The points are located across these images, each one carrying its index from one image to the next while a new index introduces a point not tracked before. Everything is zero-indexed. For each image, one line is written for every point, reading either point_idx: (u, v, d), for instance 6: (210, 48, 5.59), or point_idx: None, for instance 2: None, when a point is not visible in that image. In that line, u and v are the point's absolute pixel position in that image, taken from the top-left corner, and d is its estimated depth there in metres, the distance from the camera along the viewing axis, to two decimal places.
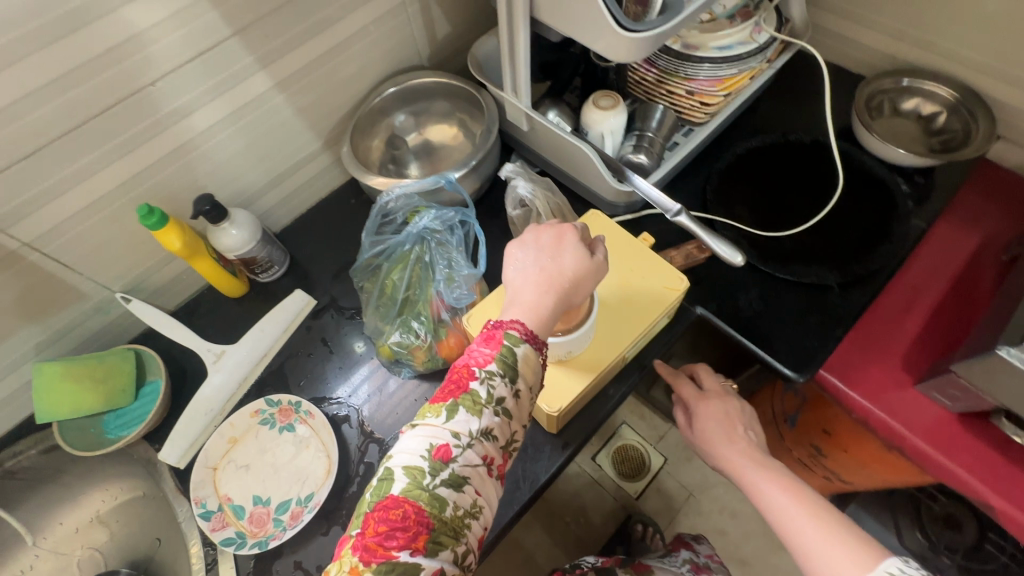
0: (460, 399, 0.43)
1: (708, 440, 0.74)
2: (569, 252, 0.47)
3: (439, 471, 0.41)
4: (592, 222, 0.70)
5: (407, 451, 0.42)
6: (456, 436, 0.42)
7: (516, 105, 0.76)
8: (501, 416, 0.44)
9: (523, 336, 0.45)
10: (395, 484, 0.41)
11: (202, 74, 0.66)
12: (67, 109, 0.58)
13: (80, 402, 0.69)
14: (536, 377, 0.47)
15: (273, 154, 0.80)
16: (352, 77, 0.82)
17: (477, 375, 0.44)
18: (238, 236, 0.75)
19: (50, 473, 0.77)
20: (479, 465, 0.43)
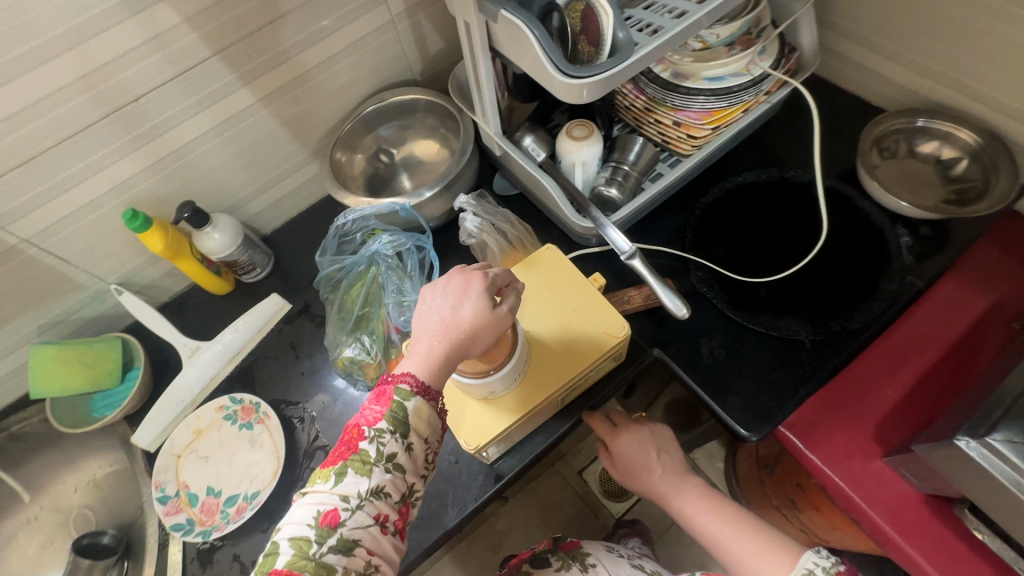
0: (349, 461, 0.46)
1: (647, 485, 0.71)
2: (473, 304, 0.51)
3: (327, 538, 0.44)
4: (546, 257, 0.69)
5: (295, 521, 0.44)
6: (344, 499, 0.45)
7: (487, 130, 0.76)
8: (393, 472, 0.47)
9: (414, 389, 0.49)
10: (280, 557, 0.43)
11: (184, 91, 0.69)
12: (56, 124, 0.63)
13: (70, 381, 0.76)
14: (429, 427, 0.50)
15: (260, 164, 0.84)
16: (339, 92, 0.84)
17: (366, 435, 0.47)
18: (220, 239, 0.79)
19: (52, 438, 0.86)
20: (371, 524, 0.45)
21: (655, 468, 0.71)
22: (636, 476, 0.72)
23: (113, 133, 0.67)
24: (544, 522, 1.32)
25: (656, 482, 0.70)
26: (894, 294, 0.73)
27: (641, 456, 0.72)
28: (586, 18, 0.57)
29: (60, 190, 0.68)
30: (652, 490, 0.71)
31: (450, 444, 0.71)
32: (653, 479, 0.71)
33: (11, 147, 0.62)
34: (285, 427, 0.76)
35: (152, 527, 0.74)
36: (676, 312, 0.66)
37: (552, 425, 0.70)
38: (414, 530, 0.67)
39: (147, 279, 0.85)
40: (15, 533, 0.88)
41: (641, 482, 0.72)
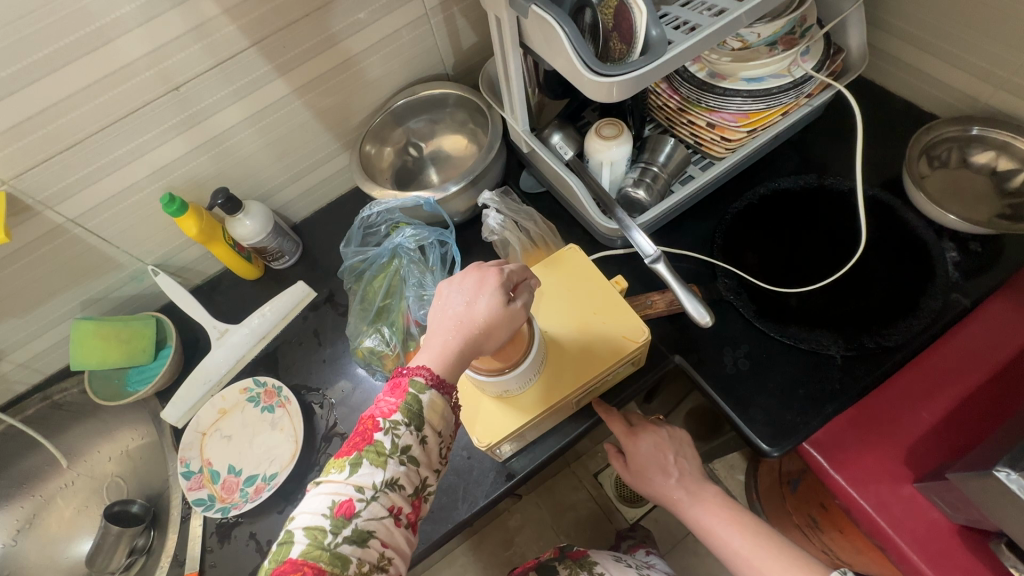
0: (364, 451, 0.47)
1: (659, 490, 0.69)
2: (489, 300, 0.51)
3: (342, 528, 0.44)
4: (568, 257, 0.69)
5: (309, 511, 0.44)
6: (359, 490, 0.45)
7: (515, 127, 0.76)
8: (407, 464, 0.48)
9: (428, 382, 0.49)
10: (295, 546, 0.43)
11: (223, 81, 0.71)
12: (104, 109, 0.66)
13: (106, 355, 0.80)
14: (444, 421, 0.50)
15: (293, 154, 0.85)
16: (371, 85, 0.84)
17: (381, 426, 0.47)
18: (251, 226, 0.82)
19: (90, 408, 0.91)
20: (385, 516, 0.46)
21: (671, 473, 0.69)
22: (650, 480, 0.70)
23: (155, 120, 0.70)
24: (556, 522, 1.31)
25: (672, 487, 0.68)
26: (935, 312, 0.69)
27: (659, 458, 0.70)
28: (618, 14, 0.56)
29: (105, 172, 0.71)
30: (663, 493, 0.69)
31: (463, 439, 0.72)
32: (668, 484, 0.69)
33: (60, 131, 0.65)
34: (302, 412, 0.77)
35: (175, 499, 0.77)
36: (699, 319, 0.64)
37: (567, 426, 0.69)
38: (424, 522, 0.67)
39: (182, 262, 0.88)
40: (54, 497, 0.92)
41: (653, 487, 0.70)
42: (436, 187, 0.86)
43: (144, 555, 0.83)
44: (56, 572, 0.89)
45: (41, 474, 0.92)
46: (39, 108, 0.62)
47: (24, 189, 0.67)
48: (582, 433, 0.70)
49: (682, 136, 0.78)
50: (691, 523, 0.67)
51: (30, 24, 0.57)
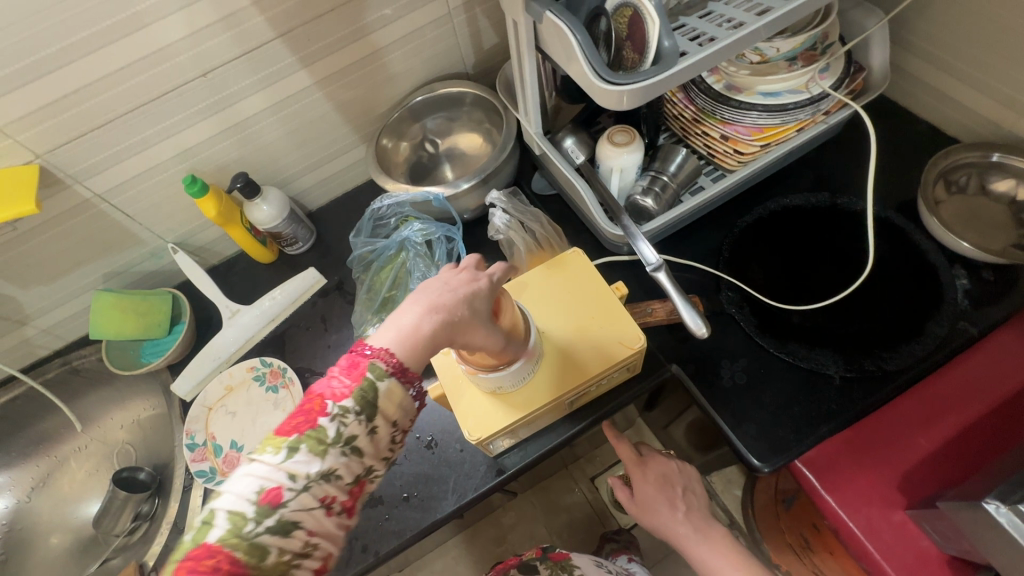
0: (304, 436, 0.43)
1: (665, 525, 0.70)
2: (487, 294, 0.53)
3: (266, 517, 0.41)
4: (572, 260, 0.69)
5: (234, 493, 0.41)
6: (291, 478, 0.42)
7: (529, 129, 0.77)
8: (349, 455, 0.45)
9: (388, 370, 0.46)
10: (214, 529, 0.40)
11: (248, 70, 0.73)
12: (134, 90, 0.69)
13: (124, 326, 0.83)
14: (398, 412, 0.47)
15: (312, 143, 0.88)
16: (391, 80, 0.86)
17: (328, 411, 0.44)
18: (268, 211, 0.84)
19: (106, 376, 0.94)
20: (315, 507, 0.43)
21: (678, 508, 0.71)
22: (659, 512, 0.71)
23: (181, 105, 0.73)
24: (549, 521, 1.32)
25: (680, 520, 0.69)
26: (939, 339, 0.68)
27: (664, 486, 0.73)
28: (633, 23, 0.57)
29: (132, 152, 0.74)
30: (668, 527, 0.70)
31: (457, 432, 0.73)
32: (676, 519, 0.70)
33: (92, 110, 0.68)
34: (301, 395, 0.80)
35: (179, 470, 0.80)
36: (695, 330, 0.64)
37: (560, 426, 0.70)
38: (413, 509, 0.69)
39: (201, 242, 0.91)
40: (68, 459, 0.97)
41: (663, 522, 0.70)
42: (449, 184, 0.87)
43: (147, 521, 0.87)
44: (65, 531, 0.93)
45: (57, 436, 0.96)
46: (74, 88, 0.65)
47: (56, 163, 0.71)
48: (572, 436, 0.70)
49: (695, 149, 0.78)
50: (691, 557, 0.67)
51: (71, 7, 0.60)
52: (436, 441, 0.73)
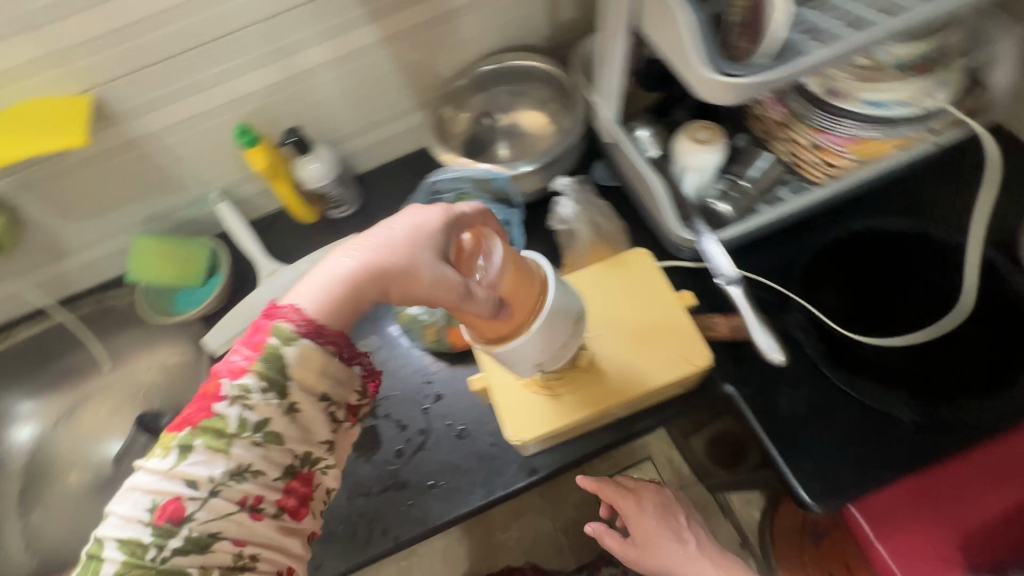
0: (197, 430, 0.48)
1: (661, 556, 0.69)
2: (408, 247, 0.49)
3: (170, 535, 0.46)
4: (635, 261, 0.65)
5: (120, 513, 0.46)
6: (189, 487, 0.47)
7: (603, 114, 0.72)
8: (265, 440, 0.50)
9: (292, 332, 0.50)
10: (107, 562, 0.45)
11: (314, 18, 0.69)
12: (197, 27, 0.65)
13: (162, 271, 0.82)
14: (311, 383, 0.52)
15: (369, 103, 0.83)
16: (459, 46, 0.81)
17: (223, 396, 0.48)
18: (316, 170, 0.81)
19: (135, 320, 0.93)
20: (233, 509, 0.49)
21: (688, 539, 0.71)
22: (652, 546, 0.70)
23: (242, 48, 0.69)
24: (556, 514, 1.30)
25: (666, 543, 0.70)
26: None
27: (637, 517, 0.72)
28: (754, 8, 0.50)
29: (187, 93, 0.71)
30: (653, 555, 0.70)
31: (491, 426, 0.70)
32: (672, 550, 0.69)
33: (151, 44, 0.65)
34: None
35: None
36: (769, 355, 0.63)
37: (600, 434, 0.67)
38: (438, 499, 0.66)
39: (245, 195, 0.88)
40: (93, 395, 0.96)
41: (657, 556, 0.69)
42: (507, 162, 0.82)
43: None
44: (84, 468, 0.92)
45: (83, 373, 0.95)
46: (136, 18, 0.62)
47: (110, 96, 0.68)
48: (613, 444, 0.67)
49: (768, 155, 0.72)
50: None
51: None
52: (468, 432, 0.70)
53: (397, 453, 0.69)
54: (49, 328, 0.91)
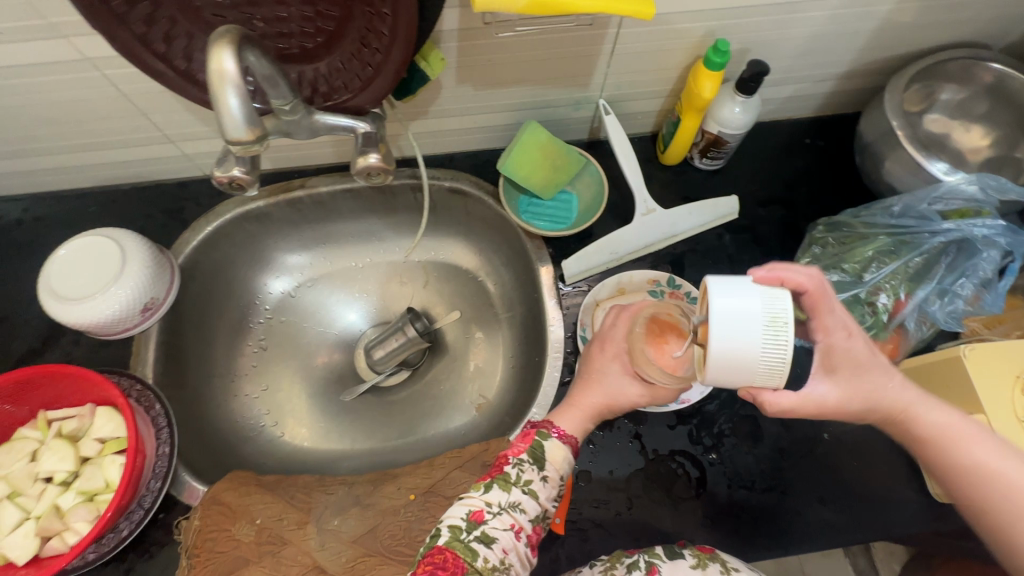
0: (494, 478, 0.52)
1: (949, 454, 0.48)
2: (607, 398, 0.58)
3: (473, 529, 0.49)
4: (975, 359, 0.55)
5: (452, 511, 0.51)
6: (489, 504, 0.51)
7: (915, 157, 0.62)
8: (530, 494, 0.52)
9: (552, 431, 0.55)
10: (440, 536, 0.49)
11: (638, 39, 0.62)
12: (527, 35, 0.59)
13: (539, 167, 0.70)
14: (565, 468, 0.54)
15: (633, 109, 0.75)
16: (761, 29, 0.64)
17: (510, 461, 0.53)
18: (609, 124, 0.72)
19: (317, 302, 0.84)
20: (508, 530, 0.50)
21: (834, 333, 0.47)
22: (933, 441, 0.48)
23: (557, 50, 0.62)
24: None
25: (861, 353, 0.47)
26: None
27: (889, 383, 0.48)
28: None
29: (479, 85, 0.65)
30: (957, 449, 0.47)
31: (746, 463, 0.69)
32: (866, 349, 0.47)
33: (467, 35, 0.58)
34: (563, 345, 0.70)
35: (439, 399, 0.81)
36: None
37: (874, 514, 0.62)
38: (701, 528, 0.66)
39: (476, 162, 0.79)
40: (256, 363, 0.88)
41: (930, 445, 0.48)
42: (761, 185, 0.78)
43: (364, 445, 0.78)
44: None
45: (212, 300, 0.77)
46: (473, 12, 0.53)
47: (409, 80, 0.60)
48: (883, 483, 0.64)
49: (992, 190, 0.58)
50: (956, 472, 0.47)
51: None
52: (734, 442, 0.64)
53: (654, 455, 0.63)
54: (198, 245, 0.73)
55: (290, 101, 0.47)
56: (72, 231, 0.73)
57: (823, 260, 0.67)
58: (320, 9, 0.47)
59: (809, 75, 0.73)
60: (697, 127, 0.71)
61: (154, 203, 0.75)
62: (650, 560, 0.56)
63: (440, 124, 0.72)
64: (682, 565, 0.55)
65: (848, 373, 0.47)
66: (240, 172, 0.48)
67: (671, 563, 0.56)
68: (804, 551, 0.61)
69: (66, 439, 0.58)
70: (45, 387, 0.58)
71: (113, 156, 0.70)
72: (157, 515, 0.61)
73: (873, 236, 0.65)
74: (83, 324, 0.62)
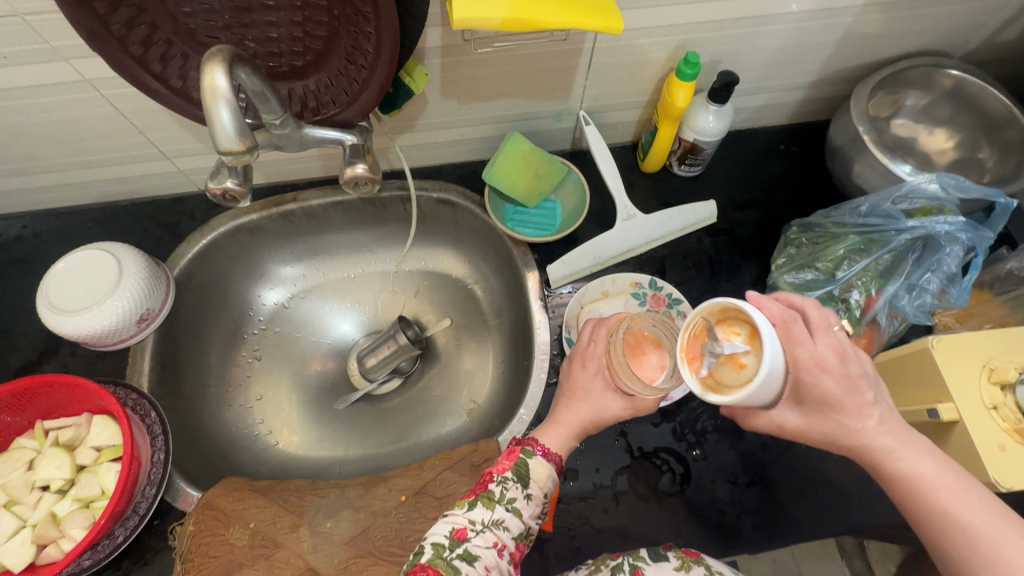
0: (478, 495, 0.53)
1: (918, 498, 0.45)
2: (592, 415, 0.59)
3: (456, 546, 0.50)
4: (945, 350, 0.57)
5: (435, 529, 0.52)
6: (472, 522, 0.52)
7: (881, 160, 0.65)
8: (512, 512, 0.53)
9: (536, 450, 0.56)
10: (424, 554, 0.50)
11: (613, 52, 0.65)
12: (506, 50, 0.62)
13: (522, 176, 0.73)
14: (548, 487, 0.56)
15: (613, 120, 0.79)
16: (730, 42, 0.67)
17: (494, 478, 0.54)
18: (590, 134, 0.75)
19: (310, 313, 0.86)
20: (491, 548, 0.51)
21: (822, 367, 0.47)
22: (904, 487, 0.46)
23: (536, 64, 0.65)
24: None
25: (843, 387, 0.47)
26: None
27: (864, 429, 0.47)
28: None
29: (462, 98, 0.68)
30: (932, 501, 0.45)
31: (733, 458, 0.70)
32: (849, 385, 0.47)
33: (449, 51, 0.61)
34: (549, 347, 0.72)
35: (432, 403, 0.82)
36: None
37: (857, 505, 0.64)
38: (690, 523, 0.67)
39: (464, 173, 0.82)
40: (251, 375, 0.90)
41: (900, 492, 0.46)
42: (739, 189, 0.81)
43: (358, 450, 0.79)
44: None
45: (207, 311, 0.79)
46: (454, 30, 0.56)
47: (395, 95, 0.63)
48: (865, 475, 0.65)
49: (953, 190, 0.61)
50: (926, 527, 0.45)
51: None
52: (718, 438, 0.66)
53: (640, 453, 0.65)
54: (192, 258, 0.75)
55: (280, 116, 0.49)
56: (70, 246, 0.75)
57: (798, 260, 0.70)
58: (308, 29, 0.50)
59: (779, 84, 0.77)
60: (673, 135, 0.74)
61: (150, 218, 0.78)
62: (633, 563, 0.57)
63: (427, 136, 0.75)
64: (667, 567, 0.56)
65: (821, 410, 0.48)
66: (233, 184, 0.50)
67: (656, 565, 0.56)
68: (789, 543, 0.63)
69: (62, 448, 0.59)
70: (42, 397, 0.60)
71: (110, 173, 0.73)
72: (152, 522, 0.62)
73: (844, 235, 0.68)
74: (80, 335, 0.64)
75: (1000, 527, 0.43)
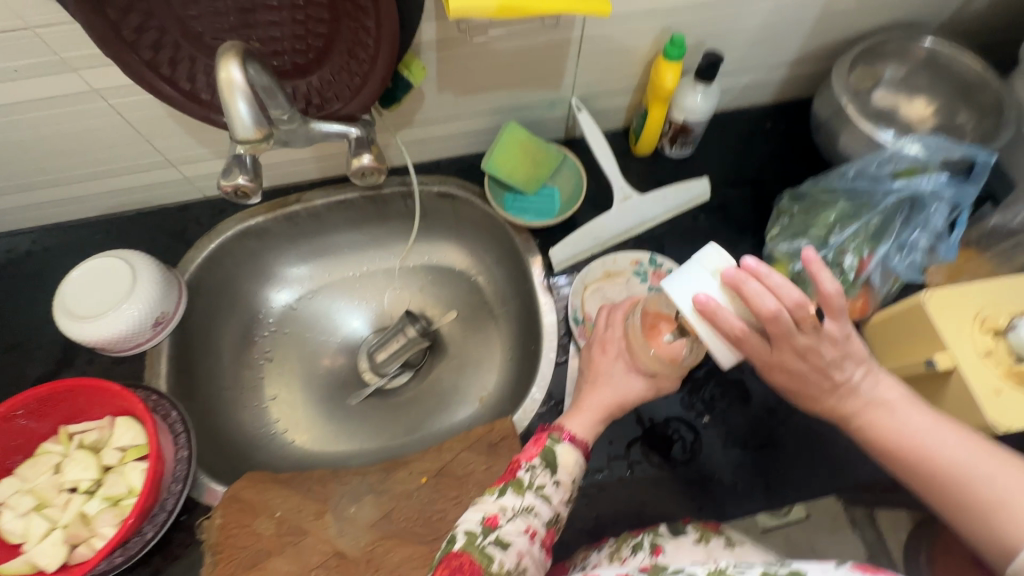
0: (508, 482, 0.54)
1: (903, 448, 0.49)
2: (619, 399, 0.61)
3: (488, 533, 0.51)
4: (938, 303, 0.60)
5: (467, 517, 0.53)
6: (503, 508, 0.53)
7: (865, 127, 0.67)
8: (542, 498, 0.54)
9: (563, 436, 0.58)
10: (457, 543, 0.51)
11: (601, 38, 0.68)
12: (498, 41, 0.64)
13: (521, 165, 0.75)
14: (576, 471, 0.57)
15: (604, 106, 0.81)
16: (712, 24, 0.70)
17: (523, 465, 0.55)
18: (583, 120, 0.77)
19: (321, 315, 0.87)
20: (523, 534, 0.52)
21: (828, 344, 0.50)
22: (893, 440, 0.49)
23: (527, 53, 0.68)
24: None
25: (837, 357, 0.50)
26: None
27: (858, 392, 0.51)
28: None
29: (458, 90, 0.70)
30: (925, 453, 0.47)
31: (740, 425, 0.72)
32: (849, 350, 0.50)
33: (444, 45, 0.63)
34: (556, 327, 0.74)
35: (444, 393, 0.84)
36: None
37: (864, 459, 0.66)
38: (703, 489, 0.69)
39: (462, 166, 0.84)
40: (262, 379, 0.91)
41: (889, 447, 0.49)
42: (730, 166, 0.83)
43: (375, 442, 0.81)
44: None
45: (218, 314, 0.80)
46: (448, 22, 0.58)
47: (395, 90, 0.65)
48: None
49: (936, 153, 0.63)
50: (919, 477, 0.48)
51: None
52: (725, 405, 0.68)
53: (651, 424, 0.67)
54: (201, 262, 0.77)
55: (287, 111, 0.51)
56: (80, 258, 0.77)
57: (792, 229, 0.72)
58: (310, 28, 0.52)
59: (762, 63, 0.80)
60: (664, 117, 0.76)
61: (157, 227, 0.79)
62: (653, 541, 0.60)
63: (425, 131, 0.77)
64: (685, 542, 0.60)
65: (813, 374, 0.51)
66: (244, 180, 0.52)
67: (674, 541, 0.59)
68: (800, 499, 0.65)
69: (89, 450, 0.61)
70: (66, 402, 0.61)
71: (118, 184, 0.74)
72: (180, 518, 0.63)
73: (834, 202, 0.70)
74: (99, 341, 0.65)
75: (986, 462, 0.45)
